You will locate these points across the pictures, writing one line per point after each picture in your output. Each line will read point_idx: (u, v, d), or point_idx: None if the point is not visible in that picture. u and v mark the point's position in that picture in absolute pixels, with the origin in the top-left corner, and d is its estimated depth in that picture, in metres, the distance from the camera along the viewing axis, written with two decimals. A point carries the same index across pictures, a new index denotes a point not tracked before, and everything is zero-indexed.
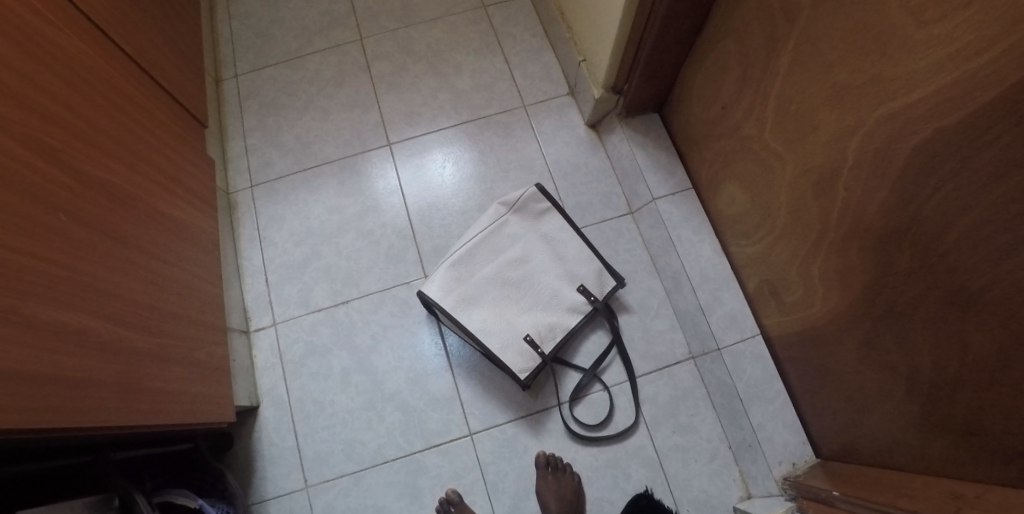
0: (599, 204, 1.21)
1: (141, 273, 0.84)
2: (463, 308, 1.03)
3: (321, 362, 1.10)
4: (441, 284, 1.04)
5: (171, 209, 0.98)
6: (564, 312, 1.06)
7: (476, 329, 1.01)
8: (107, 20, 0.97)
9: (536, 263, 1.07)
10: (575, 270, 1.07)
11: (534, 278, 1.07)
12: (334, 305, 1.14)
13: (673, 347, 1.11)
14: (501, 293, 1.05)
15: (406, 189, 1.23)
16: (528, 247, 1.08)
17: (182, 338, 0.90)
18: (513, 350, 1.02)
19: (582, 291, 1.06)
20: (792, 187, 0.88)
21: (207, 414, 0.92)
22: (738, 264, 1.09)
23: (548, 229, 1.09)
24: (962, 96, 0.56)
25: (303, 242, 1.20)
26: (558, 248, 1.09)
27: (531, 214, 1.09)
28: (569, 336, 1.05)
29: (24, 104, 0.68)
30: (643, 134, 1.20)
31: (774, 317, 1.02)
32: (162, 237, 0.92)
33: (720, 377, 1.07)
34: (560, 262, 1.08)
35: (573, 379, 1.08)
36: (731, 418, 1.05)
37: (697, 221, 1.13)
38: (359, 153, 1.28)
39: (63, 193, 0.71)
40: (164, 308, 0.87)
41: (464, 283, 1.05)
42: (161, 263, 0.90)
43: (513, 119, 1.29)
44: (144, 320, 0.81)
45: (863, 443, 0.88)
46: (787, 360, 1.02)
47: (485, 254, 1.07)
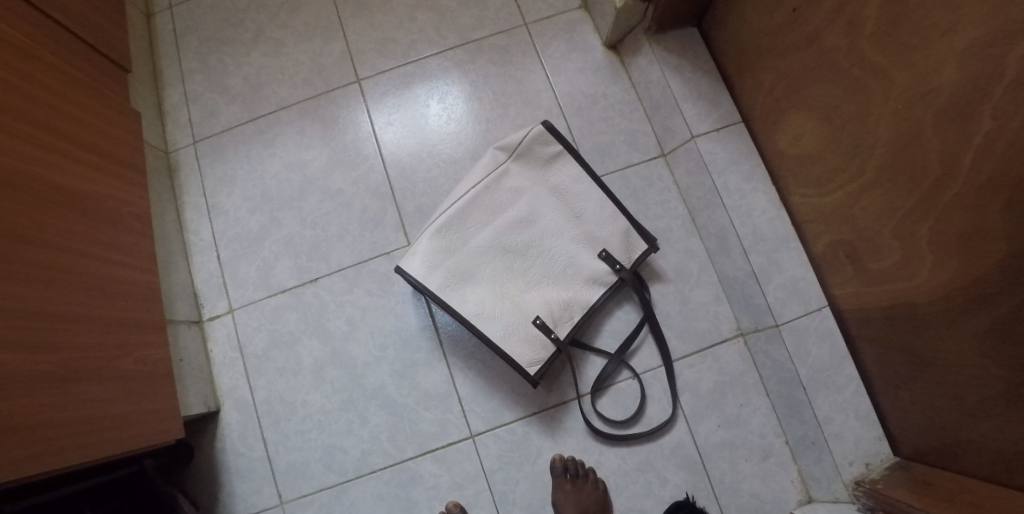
0: (624, 145, 0.96)
1: (20, 271, 0.62)
2: (455, 287, 0.79)
3: (289, 355, 0.91)
4: (424, 259, 0.79)
5: (71, 179, 0.75)
6: (582, 285, 0.84)
7: (471, 314, 0.78)
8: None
9: (546, 224, 0.84)
10: (595, 232, 0.85)
11: (544, 243, 0.84)
12: (300, 286, 0.93)
13: (718, 323, 0.89)
14: (502, 265, 0.82)
15: (382, 134, 0.98)
16: (535, 204, 0.84)
17: (96, 349, 0.70)
18: (519, 339, 0.79)
19: (604, 257, 0.84)
20: (902, 114, 0.63)
21: (133, 438, 0.73)
22: (801, 219, 0.86)
23: (560, 180, 0.85)
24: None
25: (258, 208, 0.98)
26: (573, 204, 0.85)
27: (538, 162, 0.85)
28: (589, 314, 0.84)
29: None
30: (678, 55, 0.94)
31: (850, 286, 0.80)
32: (56, 219, 0.70)
33: (778, 359, 0.86)
34: (576, 222, 0.85)
35: (595, 366, 0.87)
36: (791, 409, 0.86)
37: (748, 165, 0.89)
38: (322, 94, 1.02)
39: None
40: (62, 313, 0.66)
41: (455, 254, 0.80)
42: (55, 254, 0.68)
43: (512, 41, 1.02)
44: (28, 335, 0.60)
45: (968, 450, 0.68)
46: (863, 340, 0.81)
47: (480, 215, 0.82)
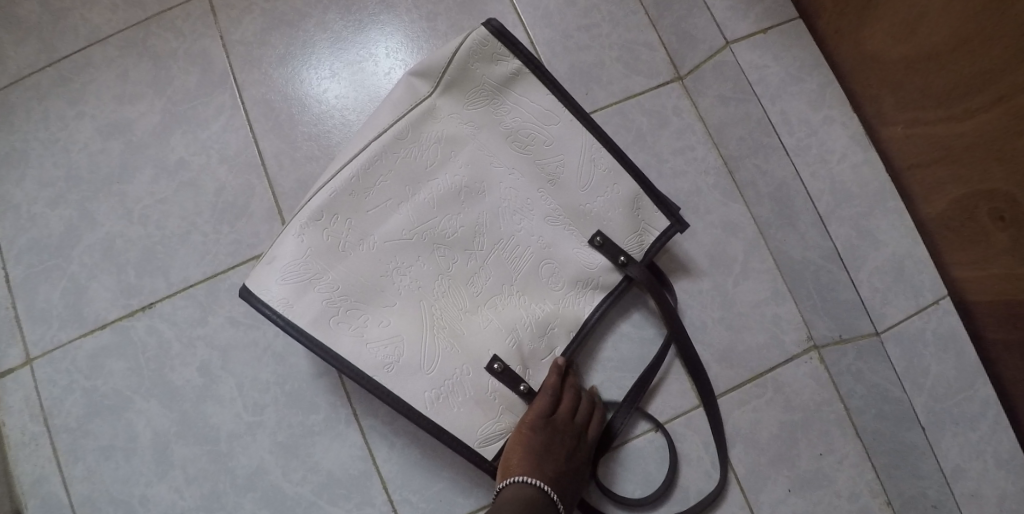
0: (618, 66, 0.62)
1: None
2: (346, 317, 0.47)
3: (117, 427, 0.58)
4: (287, 274, 0.46)
5: None
6: (567, 292, 0.52)
7: (378, 363, 0.46)
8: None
9: (502, 196, 0.52)
10: (582, 203, 0.52)
11: (499, 227, 0.51)
12: (127, 317, 0.59)
13: (777, 331, 0.58)
14: (430, 270, 0.50)
15: (243, 72, 0.63)
16: (483, 164, 0.51)
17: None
18: (465, 397, 0.48)
19: (596, 243, 0.52)
20: None
21: None
22: (902, 163, 0.54)
23: (519, 121, 0.52)
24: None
25: (62, 200, 0.63)
26: (543, 160, 0.52)
27: (483, 94, 0.51)
28: (579, 341, 0.52)
29: None
30: None
31: (990, 270, 0.49)
32: None
33: (877, 385, 0.56)
34: (552, 188, 0.52)
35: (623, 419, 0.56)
36: (899, 460, 0.55)
37: (816, 83, 0.57)
38: (152, 18, 0.66)
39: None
40: None
41: (344, 259, 0.47)
42: None
43: None
44: None
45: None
46: (1009, 354, 0.50)
47: (390, 188, 0.49)
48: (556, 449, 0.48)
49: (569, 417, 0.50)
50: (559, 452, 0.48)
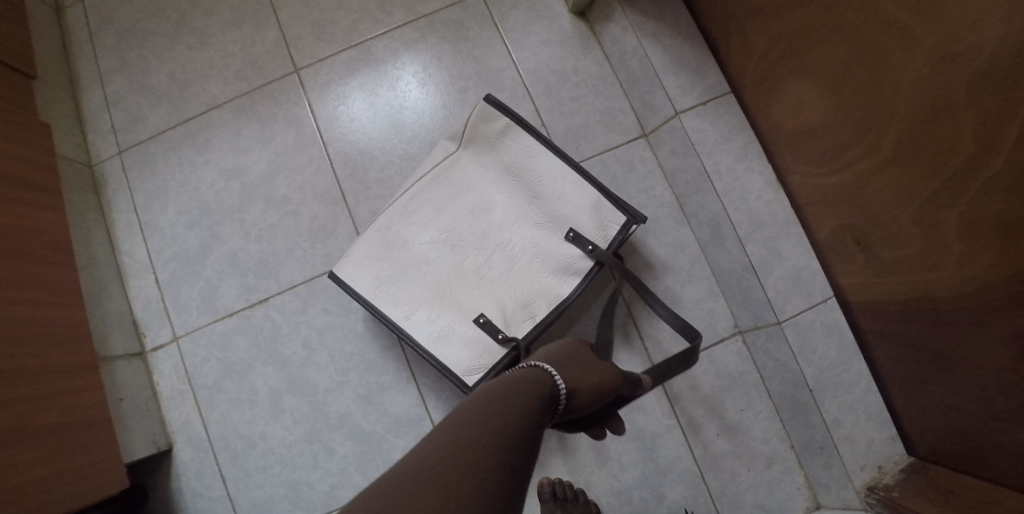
0: (599, 127, 0.85)
1: None
2: (389, 287, 0.72)
3: (242, 385, 0.82)
4: (356, 259, 0.73)
5: None
6: (550, 277, 0.73)
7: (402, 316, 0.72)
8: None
9: (502, 210, 0.74)
10: (560, 211, 0.74)
11: (499, 232, 0.74)
12: (248, 308, 0.83)
13: (712, 321, 0.81)
14: (453, 264, 0.73)
15: (328, 131, 0.87)
16: (490, 190, 0.75)
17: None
18: (459, 342, 0.71)
19: (569, 237, 0.73)
20: (925, 80, 0.52)
21: (90, 487, 0.69)
22: (802, 200, 0.76)
23: (513, 158, 0.75)
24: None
25: (195, 223, 0.87)
26: (530, 183, 0.75)
27: (487, 143, 0.75)
28: (559, 307, 0.72)
29: None
30: (655, 19, 0.84)
31: (858, 276, 0.71)
32: None
33: (781, 359, 0.78)
34: (536, 202, 0.74)
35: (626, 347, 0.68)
36: (796, 413, 0.78)
37: (741, 141, 0.79)
38: (258, 90, 0.90)
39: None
40: None
41: (392, 252, 0.73)
42: None
43: (467, 13, 0.89)
44: None
45: (991, 457, 0.59)
46: (873, 334, 0.72)
47: (427, 208, 0.74)
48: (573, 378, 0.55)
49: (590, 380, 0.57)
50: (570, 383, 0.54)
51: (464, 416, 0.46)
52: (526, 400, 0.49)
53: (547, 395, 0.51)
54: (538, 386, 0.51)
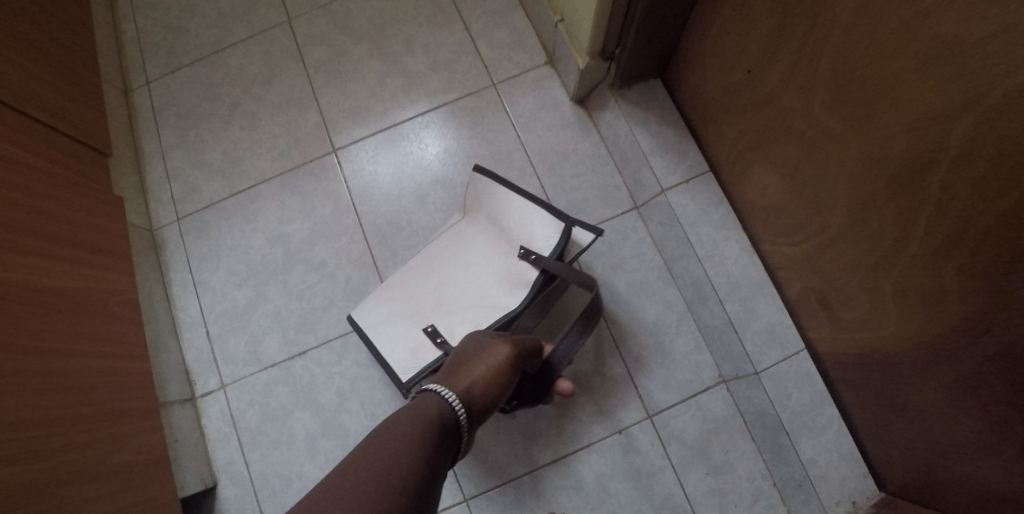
0: (597, 200, 0.98)
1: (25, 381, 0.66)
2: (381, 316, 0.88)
3: (282, 429, 0.92)
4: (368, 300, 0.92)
5: (64, 278, 0.78)
6: (505, 294, 0.82)
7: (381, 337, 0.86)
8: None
9: (477, 249, 0.87)
10: (518, 237, 0.84)
11: (472, 266, 0.86)
12: (289, 359, 0.94)
13: (699, 371, 0.91)
14: (437, 297, 0.86)
15: (362, 204, 1.01)
16: (474, 236, 0.88)
17: (84, 443, 0.71)
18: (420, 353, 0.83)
19: (522, 255, 0.81)
20: (854, 179, 0.65)
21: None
22: (774, 265, 0.88)
23: (486, 203, 0.88)
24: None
25: (244, 283, 1.00)
26: (499, 220, 0.86)
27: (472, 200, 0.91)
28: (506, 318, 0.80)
29: None
30: (644, 109, 0.98)
31: (824, 332, 0.82)
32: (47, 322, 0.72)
33: (761, 405, 0.88)
34: (501, 235, 0.86)
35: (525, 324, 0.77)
36: (777, 454, 0.86)
37: (720, 213, 0.92)
38: (301, 167, 1.04)
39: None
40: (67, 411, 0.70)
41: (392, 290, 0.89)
42: (51, 356, 0.71)
43: (482, 103, 1.04)
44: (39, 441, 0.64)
45: (943, 492, 0.69)
46: (842, 382, 0.83)
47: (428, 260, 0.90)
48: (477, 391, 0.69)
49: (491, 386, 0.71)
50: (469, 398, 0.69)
51: (363, 451, 0.58)
52: (423, 427, 0.61)
53: (445, 420, 0.64)
54: (437, 416, 0.64)
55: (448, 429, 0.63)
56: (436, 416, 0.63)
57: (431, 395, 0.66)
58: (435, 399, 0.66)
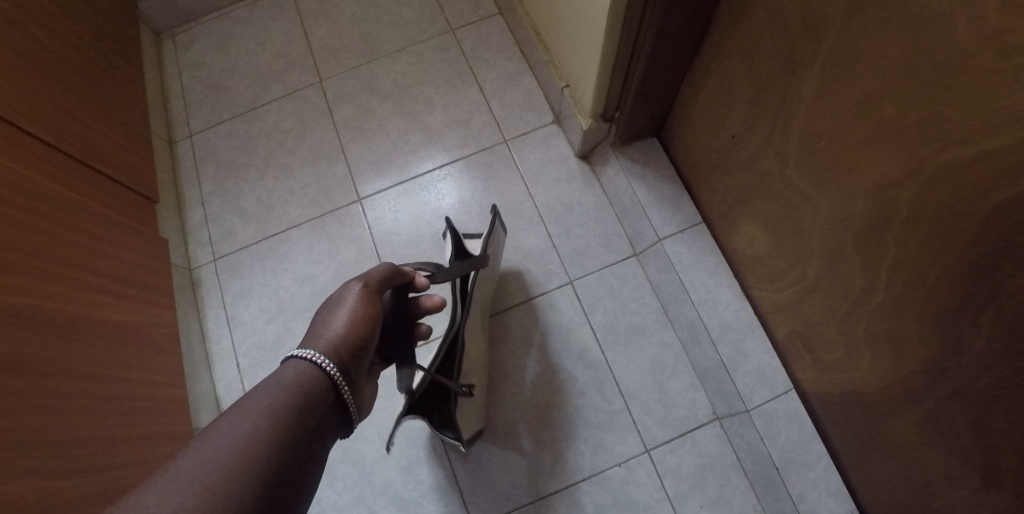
0: (599, 247, 1.07)
1: (80, 405, 0.74)
2: None
3: None
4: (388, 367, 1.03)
5: (114, 312, 0.87)
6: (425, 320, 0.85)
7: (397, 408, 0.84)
8: (7, 102, 0.83)
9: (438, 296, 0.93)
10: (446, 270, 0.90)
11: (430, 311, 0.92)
12: None
13: (694, 409, 0.97)
14: None
15: (383, 248, 1.11)
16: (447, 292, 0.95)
17: (125, 465, 0.78)
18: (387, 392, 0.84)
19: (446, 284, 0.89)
20: (825, 233, 0.73)
21: None
22: (763, 309, 0.95)
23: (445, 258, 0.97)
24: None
25: (273, 319, 1.08)
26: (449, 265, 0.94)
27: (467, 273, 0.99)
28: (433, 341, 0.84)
29: None
30: (642, 165, 1.08)
31: (809, 372, 0.89)
32: (99, 351, 0.81)
33: (751, 441, 0.93)
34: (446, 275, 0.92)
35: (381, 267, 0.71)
36: (767, 489, 0.91)
37: (712, 261, 1.01)
38: (329, 213, 1.15)
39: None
40: (111, 435, 0.77)
41: None
42: (101, 383, 0.79)
43: (495, 157, 1.15)
44: (86, 462, 0.72)
45: None
46: (827, 420, 0.88)
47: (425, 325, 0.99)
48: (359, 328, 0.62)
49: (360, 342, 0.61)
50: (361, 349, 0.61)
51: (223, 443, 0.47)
52: (294, 396, 0.52)
53: (321, 391, 0.55)
54: (315, 385, 0.55)
55: (324, 401, 0.55)
56: (305, 393, 0.53)
57: (290, 378, 0.54)
58: (303, 368, 0.55)
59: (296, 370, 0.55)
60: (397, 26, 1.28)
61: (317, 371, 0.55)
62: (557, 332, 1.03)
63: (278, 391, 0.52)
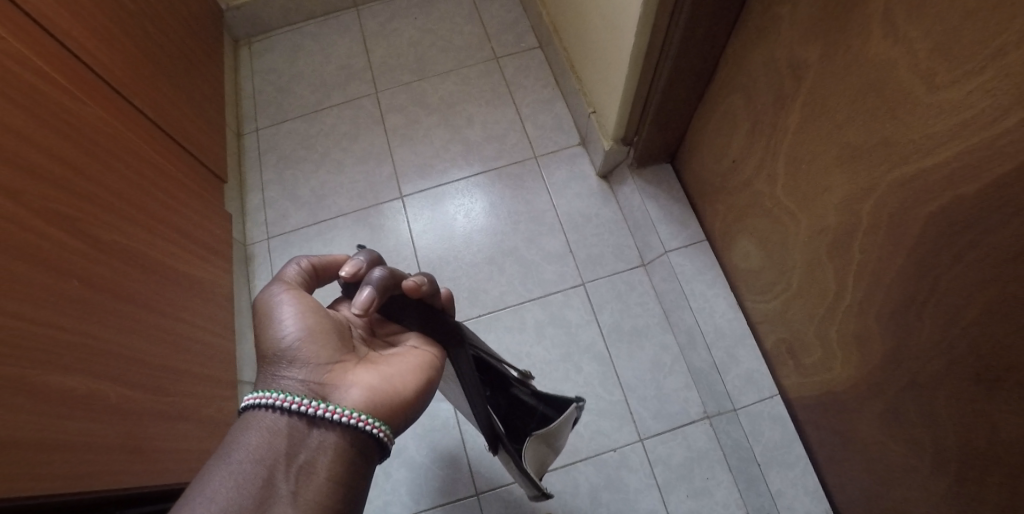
0: (611, 256, 1.19)
1: (154, 333, 0.87)
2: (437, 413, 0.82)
3: None
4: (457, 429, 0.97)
5: (185, 264, 1.01)
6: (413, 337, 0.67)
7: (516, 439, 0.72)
8: (124, 81, 1.00)
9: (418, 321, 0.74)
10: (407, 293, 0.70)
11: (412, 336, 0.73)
12: None
13: (687, 406, 1.06)
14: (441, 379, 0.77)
15: (419, 240, 1.24)
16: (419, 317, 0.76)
17: (183, 394, 0.90)
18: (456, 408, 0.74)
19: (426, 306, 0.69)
20: (806, 245, 0.84)
21: None
22: (755, 320, 1.05)
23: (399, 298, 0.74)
24: (983, 160, 0.53)
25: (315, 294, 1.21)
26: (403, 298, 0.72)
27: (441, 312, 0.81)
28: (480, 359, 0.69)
29: (58, 185, 0.76)
30: (655, 186, 1.20)
31: (793, 378, 0.98)
32: (172, 293, 0.94)
33: (737, 439, 1.02)
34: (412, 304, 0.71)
35: (290, 263, 0.66)
36: (749, 484, 0.99)
37: (712, 274, 1.12)
38: (373, 206, 1.29)
39: (51, 244, 0.73)
40: (174, 364, 0.90)
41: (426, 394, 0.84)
42: (171, 320, 0.92)
43: (525, 170, 1.29)
44: (156, 381, 0.84)
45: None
46: (808, 423, 0.97)
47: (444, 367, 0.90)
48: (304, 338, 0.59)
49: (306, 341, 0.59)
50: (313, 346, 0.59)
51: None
52: (260, 453, 0.49)
53: (294, 434, 0.51)
54: (282, 433, 0.51)
55: (302, 438, 0.51)
56: (268, 451, 0.49)
57: (248, 443, 0.49)
58: (259, 425, 0.51)
59: (253, 429, 0.51)
60: (448, 51, 1.45)
61: (275, 422, 0.51)
62: (567, 327, 1.14)
63: (242, 457, 0.48)
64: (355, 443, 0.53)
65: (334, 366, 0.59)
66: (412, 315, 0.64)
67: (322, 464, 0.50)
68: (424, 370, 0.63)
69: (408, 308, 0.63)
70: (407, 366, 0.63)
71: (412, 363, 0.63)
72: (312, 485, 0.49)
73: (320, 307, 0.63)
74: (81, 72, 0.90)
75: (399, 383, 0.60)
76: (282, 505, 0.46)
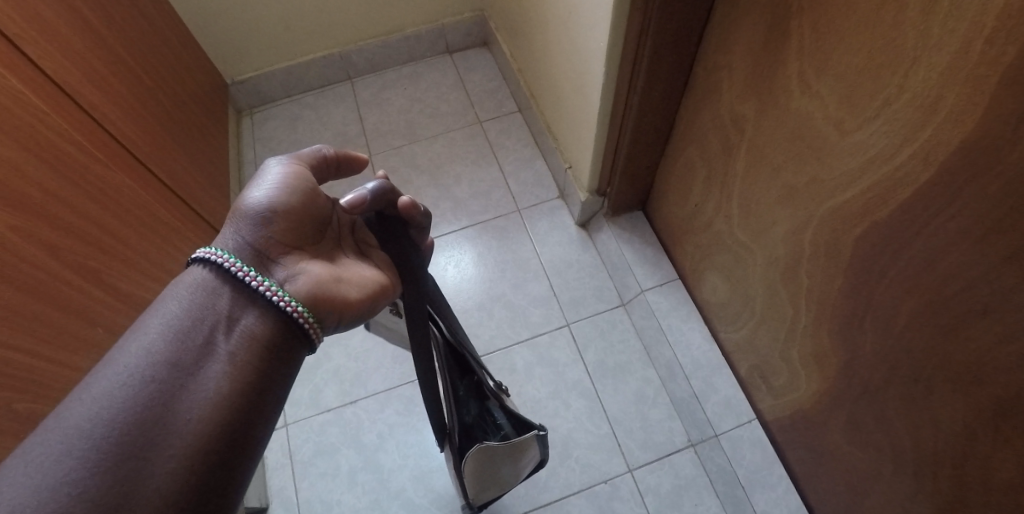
0: (593, 297, 1.28)
1: None
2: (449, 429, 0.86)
3: (331, 462, 1.15)
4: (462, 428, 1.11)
5: None
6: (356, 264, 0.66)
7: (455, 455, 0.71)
8: (143, 150, 1.10)
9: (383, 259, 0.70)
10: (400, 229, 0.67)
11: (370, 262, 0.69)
12: (342, 405, 1.20)
13: (671, 436, 1.12)
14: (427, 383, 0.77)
15: None
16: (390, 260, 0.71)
17: None
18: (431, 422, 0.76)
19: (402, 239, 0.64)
20: (763, 274, 0.94)
21: None
22: (728, 350, 1.14)
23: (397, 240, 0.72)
24: (889, 189, 0.63)
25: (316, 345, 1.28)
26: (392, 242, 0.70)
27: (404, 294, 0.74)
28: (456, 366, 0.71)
29: (88, 245, 0.84)
30: (629, 231, 1.31)
31: (767, 401, 1.05)
32: None
33: (720, 463, 1.07)
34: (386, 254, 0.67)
35: (311, 146, 0.67)
36: (735, 507, 1.04)
37: (686, 309, 1.21)
38: None
39: (77, 296, 0.80)
40: None
41: None
42: None
43: (509, 223, 1.40)
44: None
45: None
46: (784, 443, 1.03)
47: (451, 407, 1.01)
48: (280, 197, 0.60)
49: (276, 205, 0.59)
50: (281, 217, 0.59)
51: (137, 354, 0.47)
52: (198, 306, 0.51)
53: (232, 296, 0.53)
54: (219, 293, 0.53)
55: (237, 304, 0.53)
56: (205, 309, 0.51)
57: (189, 298, 0.52)
58: (202, 284, 0.53)
59: (194, 287, 0.53)
60: (435, 117, 1.59)
61: (216, 286, 0.53)
62: (555, 366, 1.21)
63: (176, 313, 0.51)
64: (286, 323, 0.54)
65: (287, 247, 0.60)
66: (388, 232, 0.63)
67: (250, 333, 0.52)
68: (373, 289, 0.65)
69: (391, 232, 0.63)
70: (354, 276, 0.64)
71: (362, 274, 0.65)
72: (237, 349, 0.50)
73: (310, 188, 0.63)
74: (111, 144, 0.99)
75: (335, 290, 0.61)
76: (206, 362, 0.49)
